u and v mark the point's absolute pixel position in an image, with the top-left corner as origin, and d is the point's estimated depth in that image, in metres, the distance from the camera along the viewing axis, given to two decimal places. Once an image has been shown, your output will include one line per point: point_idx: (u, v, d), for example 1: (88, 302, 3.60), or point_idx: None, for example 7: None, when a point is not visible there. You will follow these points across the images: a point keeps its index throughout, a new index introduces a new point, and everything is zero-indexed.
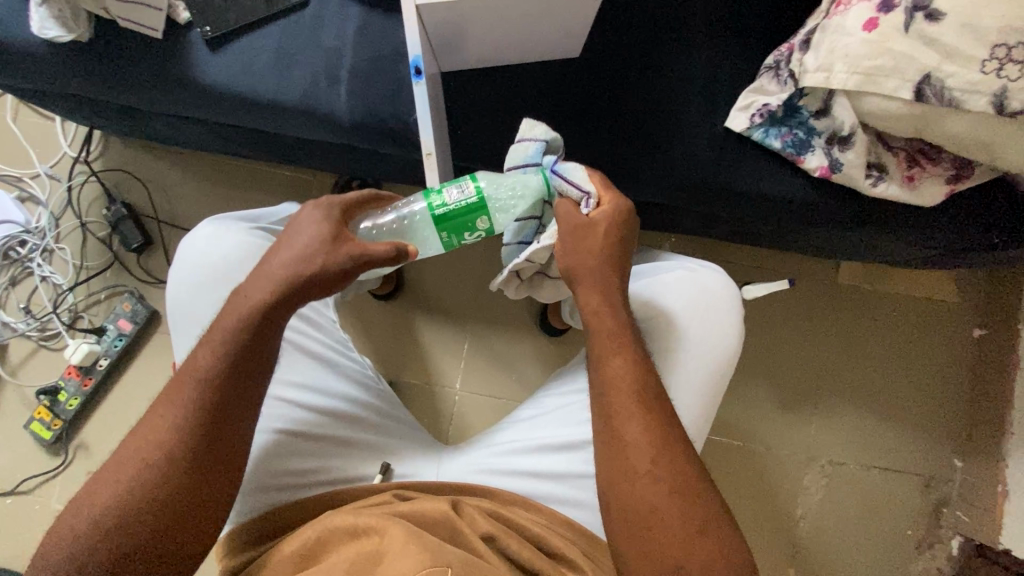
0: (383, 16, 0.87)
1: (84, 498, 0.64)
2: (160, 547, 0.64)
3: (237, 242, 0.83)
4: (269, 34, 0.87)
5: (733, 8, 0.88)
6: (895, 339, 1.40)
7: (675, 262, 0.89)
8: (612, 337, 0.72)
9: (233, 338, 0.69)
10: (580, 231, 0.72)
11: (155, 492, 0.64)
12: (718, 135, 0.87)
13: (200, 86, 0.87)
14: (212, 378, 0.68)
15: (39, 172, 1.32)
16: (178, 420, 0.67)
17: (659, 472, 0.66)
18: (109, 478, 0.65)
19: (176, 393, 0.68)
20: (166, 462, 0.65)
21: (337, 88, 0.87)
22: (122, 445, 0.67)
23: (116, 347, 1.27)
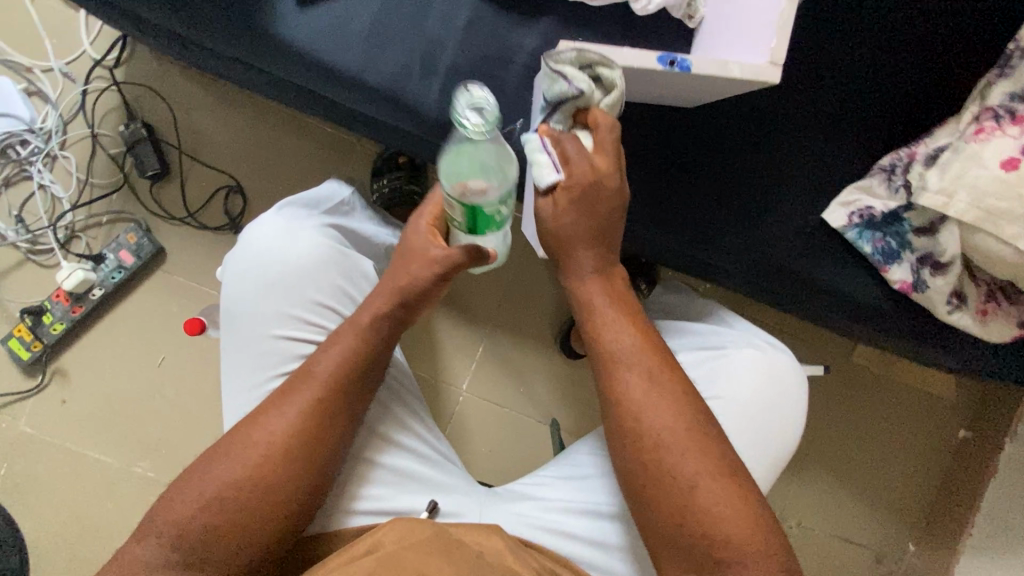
0: (497, 12, 0.78)
1: (175, 496, 0.67)
2: (235, 541, 0.65)
3: (307, 239, 0.79)
4: (368, 4, 0.77)
5: (862, 94, 0.83)
6: (887, 422, 1.44)
7: (744, 333, 0.85)
8: (621, 300, 0.70)
9: (340, 362, 0.71)
10: (586, 192, 0.64)
11: (246, 504, 0.66)
12: (812, 224, 0.84)
13: (279, 45, 0.77)
14: (314, 397, 0.70)
15: (52, 66, 1.18)
16: (273, 435, 0.68)
17: (676, 446, 0.65)
18: (202, 482, 0.67)
19: (275, 406, 0.70)
20: (258, 475, 0.67)
21: (429, 81, 0.79)
22: (215, 449, 0.69)
23: (113, 279, 1.18)
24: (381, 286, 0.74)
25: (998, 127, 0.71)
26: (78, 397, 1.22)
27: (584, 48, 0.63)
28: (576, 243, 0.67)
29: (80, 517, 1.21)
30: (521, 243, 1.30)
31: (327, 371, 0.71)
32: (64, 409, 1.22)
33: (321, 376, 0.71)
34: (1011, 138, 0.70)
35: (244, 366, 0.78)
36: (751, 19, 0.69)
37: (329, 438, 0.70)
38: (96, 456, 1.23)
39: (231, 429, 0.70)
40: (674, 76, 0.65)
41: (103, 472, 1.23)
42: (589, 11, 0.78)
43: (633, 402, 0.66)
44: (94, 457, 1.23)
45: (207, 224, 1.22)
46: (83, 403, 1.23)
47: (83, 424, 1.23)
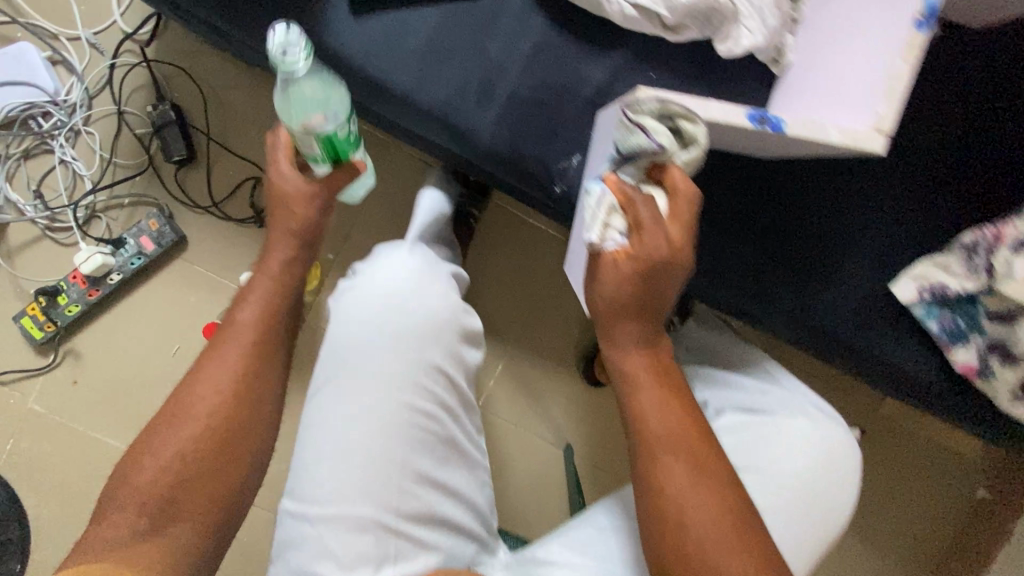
0: (567, 40, 0.71)
1: (121, 473, 0.63)
2: (202, 492, 0.64)
3: (440, 289, 0.75)
4: (426, 17, 0.71)
5: (940, 166, 0.79)
6: (914, 479, 1.38)
7: (792, 399, 0.79)
8: (664, 373, 0.60)
9: (263, 316, 0.71)
10: (647, 266, 0.53)
11: (186, 471, 0.63)
12: (875, 292, 0.79)
13: (324, 52, 0.71)
14: (248, 343, 0.70)
15: (80, 36, 1.12)
16: (212, 399, 0.67)
17: (722, 541, 0.55)
18: (150, 455, 0.64)
19: (212, 367, 0.69)
20: (204, 441, 0.65)
21: (486, 109, 0.73)
22: (157, 423, 0.66)
23: (132, 266, 1.14)
24: (275, 234, 0.73)
25: None
26: (90, 380, 1.20)
27: (668, 98, 0.52)
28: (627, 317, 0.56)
29: (84, 501, 1.20)
30: (552, 261, 1.25)
31: (248, 328, 0.70)
32: (75, 391, 1.20)
33: (246, 332, 0.70)
34: None
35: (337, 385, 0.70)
36: (850, 77, 0.61)
37: (260, 396, 0.69)
38: (103, 440, 1.21)
39: (170, 398, 0.67)
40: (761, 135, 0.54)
41: (109, 457, 1.21)
42: (665, 46, 0.72)
43: (675, 490, 0.57)
44: (101, 441, 1.21)
45: (231, 216, 1.18)
46: (94, 387, 1.21)
47: (92, 407, 1.21)
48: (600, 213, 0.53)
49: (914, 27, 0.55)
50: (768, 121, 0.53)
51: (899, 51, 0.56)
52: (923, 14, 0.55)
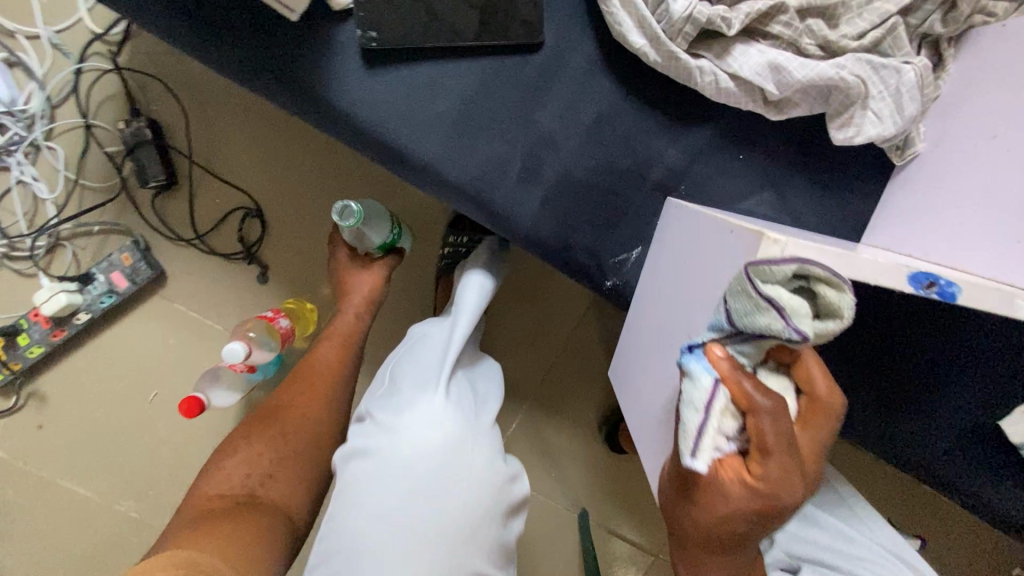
0: (639, 109, 0.56)
1: (223, 459, 0.72)
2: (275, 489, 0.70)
3: (489, 458, 0.59)
4: (461, 73, 0.55)
5: None
6: None
7: (882, 559, 0.66)
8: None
9: (345, 335, 0.85)
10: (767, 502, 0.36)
11: (277, 455, 0.72)
12: (985, 427, 0.64)
13: (329, 113, 0.56)
14: (325, 379, 0.80)
15: (40, 34, 0.94)
16: (304, 398, 0.78)
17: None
18: (247, 446, 0.73)
19: (299, 381, 0.79)
20: (293, 434, 0.74)
21: (532, 190, 0.58)
22: (256, 422, 0.76)
23: (102, 304, 1.00)
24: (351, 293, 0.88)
25: None
26: (58, 425, 1.08)
27: (808, 259, 0.36)
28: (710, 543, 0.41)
29: (53, 556, 1.09)
30: (578, 312, 1.12)
31: (332, 344, 0.83)
32: (41, 437, 1.08)
33: (329, 348, 0.83)
34: None
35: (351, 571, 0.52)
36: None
37: (333, 400, 0.79)
38: (74, 489, 1.09)
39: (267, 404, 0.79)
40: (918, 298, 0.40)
41: (81, 508, 1.10)
42: (763, 125, 0.56)
43: None
44: (73, 491, 1.10)
45: (217, 249, 1.03)
46: (62, 432, 1.08)
47: (60, 455, 1.09)
48: (710, 419, 0.35)
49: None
50: (939, 288, 0.38)
51: None
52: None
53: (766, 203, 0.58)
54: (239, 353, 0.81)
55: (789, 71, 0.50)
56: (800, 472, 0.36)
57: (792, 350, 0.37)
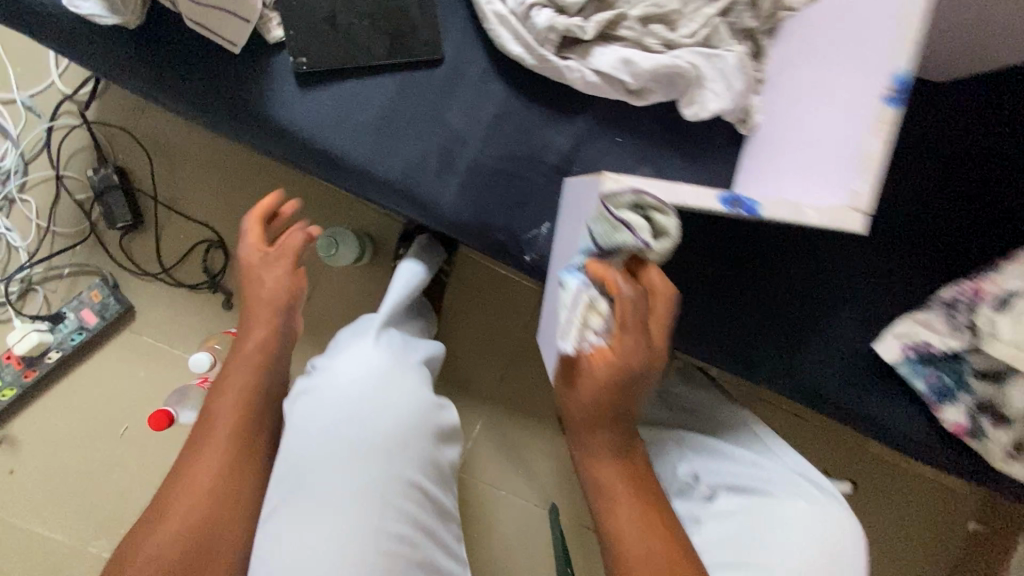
0: (527, 107, 0.68)
1: (114, 570, 0.55)
2: (199, 558, 0.57)
3: (410, 385, 0.69)
4: (379, 88, 0.66)
5: (923, 209, 0.76)
6: (905, 527, 1.31)
7: (783, 476, 0.73)
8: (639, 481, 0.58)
9: (252, 373, 0.67)
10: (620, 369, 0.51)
11: (204, 522, 0.59)
12: (859, 353, 0.77)
13: (270, 126, 0.66)
14: (233, 418, 0.64)
15: (15, 98, 1.05)
16: (219, 454, 0.62)
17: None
18: (144, 540, 0.57)
19: (207, 436, 0.63)
20: (216, 494, 0.61)
21: (447, 179, 0.69)
22: (160, 498, 0.60)
23: (72, 341, 1.05)
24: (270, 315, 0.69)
25: None
26: (26, 468, 1.09)
27: (643, 191, 0.48)
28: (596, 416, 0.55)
29: None
30: (528, 314, 1.21)
31: (237, 385, 0.66)
32: (10, 482, 1.09)
33: (235, 398, 0.65)
34: None
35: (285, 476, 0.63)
36: (816, 152, 0.58)
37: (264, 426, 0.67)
38: (45, 534, 1.10)
39: (178, 461, 0.62)
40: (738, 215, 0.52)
41: (52, 551, 1.10)
42: (631, 113, 0.69)
43: None
44: (41, 536, 1.10)
45: (181, 282, 1.10)
46: (31, 476, 1.09)
47: (27, 499, 1.09)
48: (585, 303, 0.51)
49: (885, 100, 0.51)
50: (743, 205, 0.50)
51: (870, 126, 0.52)
52: (894, 88, 0.51)
53: (645, 176, 0.69)
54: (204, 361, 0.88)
55: (637, 63, 0.64)
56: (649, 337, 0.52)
57: (642, 258, 0.53)
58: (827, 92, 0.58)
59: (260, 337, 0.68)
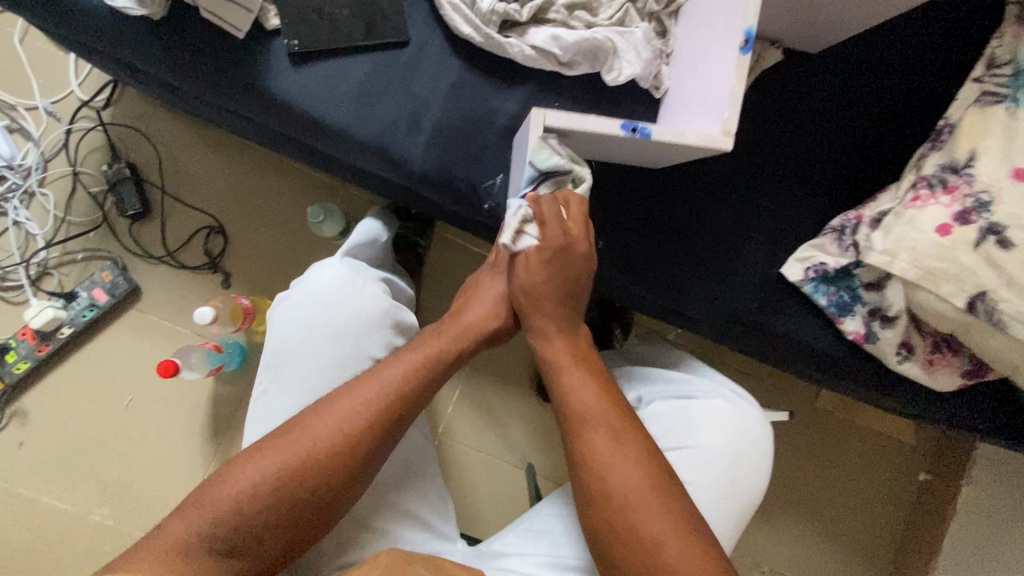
0: (480, 78, 0.83)
1: (239, 464, 0.67)
2: (301, 512, 0.67)
3: (364, 296, 0.83)
4: (358, 64, 0.82)
5: (818, 155, 0.91)
6: (864, 478, 1.34)
7: (712, 384, 0.91)
8: (585, 360, 0.77)
9: (398, 389, 0.72)
10: (563, 256, 0.75)
11: (311, 487, 0.67)
12: (773, 278, 0.90)
13: (269, 96, 0.81)
14: (365, 413, 0.70)
15: (38, 105, 1.19)
16: (335, 435, 0.68)
17: (642, 503, 0.66)
18: (266, 455, 0.67)
19: (340, 408, 0.70)
20: (308, 468, 0.67)
21: (416, 137, 0.83)
22: (296, 418, 0.70)
23: (84, 317, 1.16)
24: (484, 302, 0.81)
25: (932, 195, 0.78)
26: (35, 440, 1.17)
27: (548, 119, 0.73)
28: (548, 295, 0.76)
29: (26, 569, 1.14)
30: None
31: (380, 389, 0.71)
32: (19, 454, 1.17)
33: (367, 410, 0.70)
34: (944, 205, 0.77)
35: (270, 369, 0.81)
36: (699, 95, 0.79)
37: (386, 436, 0.71)
38: (50, 502, 1.16)
39: (307, 410, 0.71)
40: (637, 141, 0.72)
41: (56, 519, 1.16)
42: (564, 80, 0.84)
43: (595, 449, 0.70)
44: (45, 505, 1.16)
45: (184, 264, 1.21)
46: (38, 448, 1.17)
47: (35, 469, 1.17)
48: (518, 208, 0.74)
49: (739, 51, 0.71)
50: (640, 131, 0.71)
51: (731, 71, 0.72)
52: (745, 41, 0.71)
53: None
54: (206, 315, 1.02)
55: (564, 38, 0.80)
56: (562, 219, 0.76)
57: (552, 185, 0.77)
58: (708, 53, 0.79)
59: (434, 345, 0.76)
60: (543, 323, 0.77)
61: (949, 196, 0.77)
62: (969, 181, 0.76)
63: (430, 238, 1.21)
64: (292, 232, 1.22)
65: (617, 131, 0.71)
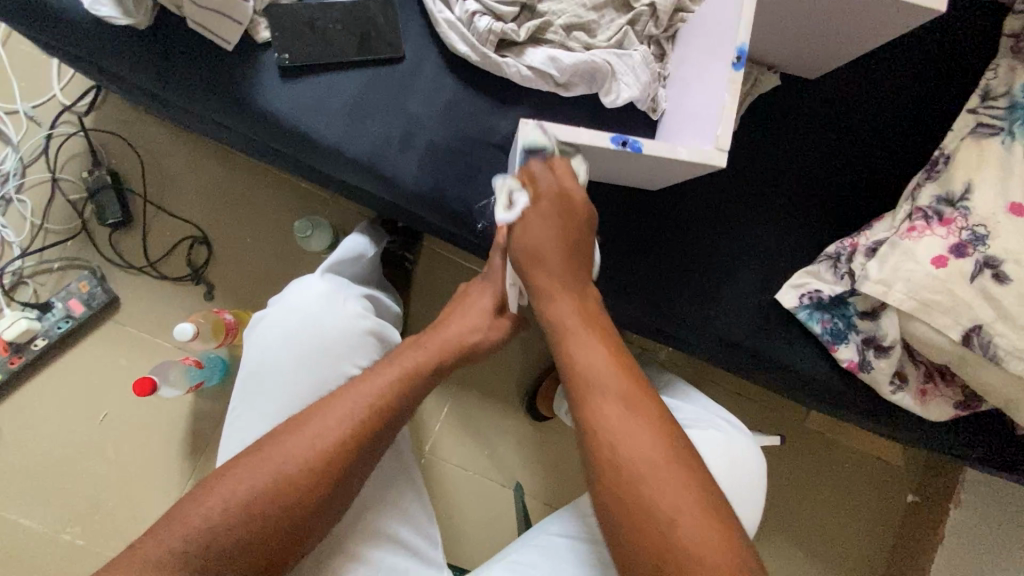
0: (476, 97, 0.82)
1: (215, 483, 0.64)
2: (272, 532, 0.64)
3: (345, 312, 0.80)
4: (352, 79, 0.80)
5: (813, 181, 0.90)
6: (852, 501, 1.33)
7: (707, 415, 0.91)
8: (591, 317, 0.67)
9: (374, 403, 0.68)
10: (564, 209, 0.67)
11: (283, 507, 0.64)
12: (767, 304, 0.89)
13: (257, 110, 0.78)
14: (341, 431, 0.66)
15: (18, 109, 1.16)
16: (308, 452, 0.65)
17: (655, 477, 0.60)
18: (240, 472, 0.64)
19: (314, 422, 0.67)
20: (286, 486, 0.64)
21: (409, 154, 0.81)
22: (269, 435, 0.66)
23: (59, 329, 1.12)
24: (469, 311, 0.76)
25: (927, 226, 0.78)
26: (2, 456, 1.12)
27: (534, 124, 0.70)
28: (547, 247, 0.66)
29: None
30: None
31: (355, 402, 0.68)
32: None
33: (341, 425, 0.67)
34: (941, 237, 0.77)
35: (249, 390, 0.78)
36: (692, 117, 0.77)
37: (365, 459, 0.68)
38: (17, 522, 1.11)
39: (283, 422, 0.68)
40: (627, 155, 0.70)
41: (23, 539, 1.11)
42: (561, 102, 0.83)
43: (612, 429, 0.61)
44: (11, 524, 1.11)
45: (165, 275, 1.18)
46: (6, 464, 1.12)
47: (1, 487, 1.12)
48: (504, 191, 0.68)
49: (732, 67, 0.70)
50: (628, 143, 0.69)
51: (725, 88, 0.70)
52: (738, 57, 0.70)
53: None
54: (187, 332, 0.99)
55: (562, 59, 0.78)
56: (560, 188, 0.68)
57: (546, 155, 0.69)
58: (702, 76, 0.77)
59: (412, 359, 0.72)
60: (540, 279, 0.67)
61: (946, 228, 0.77)
62: (966, 214, 0.76)
63: (417, 252, 1.18)
64: (278, 244, 1.19)
65: (605, 144, 0.69)
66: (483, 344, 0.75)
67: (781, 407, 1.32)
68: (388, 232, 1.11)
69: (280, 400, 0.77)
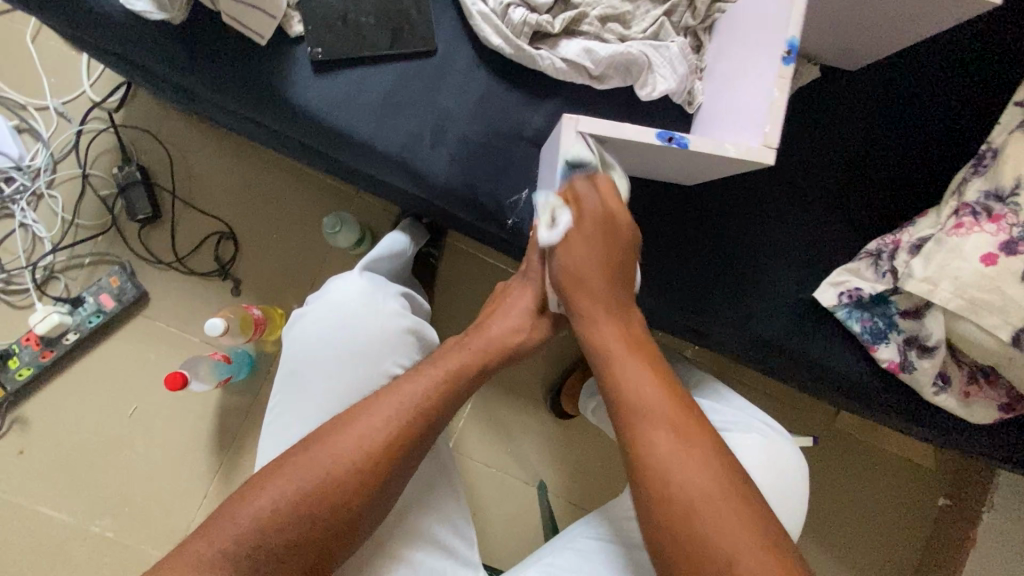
0: (508, 90, 0.81)
1: (261, 483, 0.63)
2: (318, 535, 0.64)
3: (384, 313, 0.80)
4: (384, 74, 0.79)
5: (853, 176, 0.88)
6: (882, 503, 1.30)
7: (746, 418, 0.89)
8: (633, 340, 0.69)
9: (421, 403, 0.68)
10: (605, 225, 0.68)
11: (330, 509, 0.64)
12: (804, 302, 0.87)
13: (290, 105, 0.78)
14: (388, 432, 0.66)
15: (48, 106, 1.17)
16: (355, 452, 0.65)
17: (707, 500, 0.59)
18: (287, 473, 0.64)
19: (360, 423, 0.66)
20: (333, 488, 0.64)
21: (441, 150, 0.80)
22: (313, 435, 0.66)
23: (90, 324, 1.13)
24: (509, 312, 0.76)
25: (975, 223, 0.75)
26: (35, 448, 1.14)
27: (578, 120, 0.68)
28: (587, 269, 0.69)
29: None
30: None
31: (401, 402, 0.67)
32: (18, 462, 1.14)
33: (388, 426, 0.66)
34: (990, 234, 0.74)
35: (287, 387, 0.78)
36: (730, 110, 0.75)
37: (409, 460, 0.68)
38: (50, 513, 1.13)
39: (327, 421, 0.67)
40: (672, 151, 0.69)
41: (56, 530, 1.13)
42: (595, 96, 0.82)
43: (658, 452, 0.61)
44: (43, 516, 1.13)
45: (193, 270, 1.18)
46: (39, 457, 1.14)
47: (34, 479, 1.14)
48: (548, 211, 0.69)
49: (782, 62, 0.67)
50: (675, 139, 0.67)
51: (774, 83, 0.68)
52: (788, 51, 0.67)
53: None
54: (218, 327, 0.99)
55: (597, 52, 0.77)
56: (605, 208, 0.69)
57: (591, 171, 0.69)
58: (742, 69, 0.75)
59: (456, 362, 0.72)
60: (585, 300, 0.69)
61: (995, 225, 0.74)
62: (1015, 211, 0.74)
63: (441, 248, 1.17)
64: (304, 239, 1.20)
65: (651, 141, 0.68)
66: (525, 346, 0.76)
67: (810, 407, 1.30)
68: (424, 228, 1.09)
69: (317, 398, 0.77)
